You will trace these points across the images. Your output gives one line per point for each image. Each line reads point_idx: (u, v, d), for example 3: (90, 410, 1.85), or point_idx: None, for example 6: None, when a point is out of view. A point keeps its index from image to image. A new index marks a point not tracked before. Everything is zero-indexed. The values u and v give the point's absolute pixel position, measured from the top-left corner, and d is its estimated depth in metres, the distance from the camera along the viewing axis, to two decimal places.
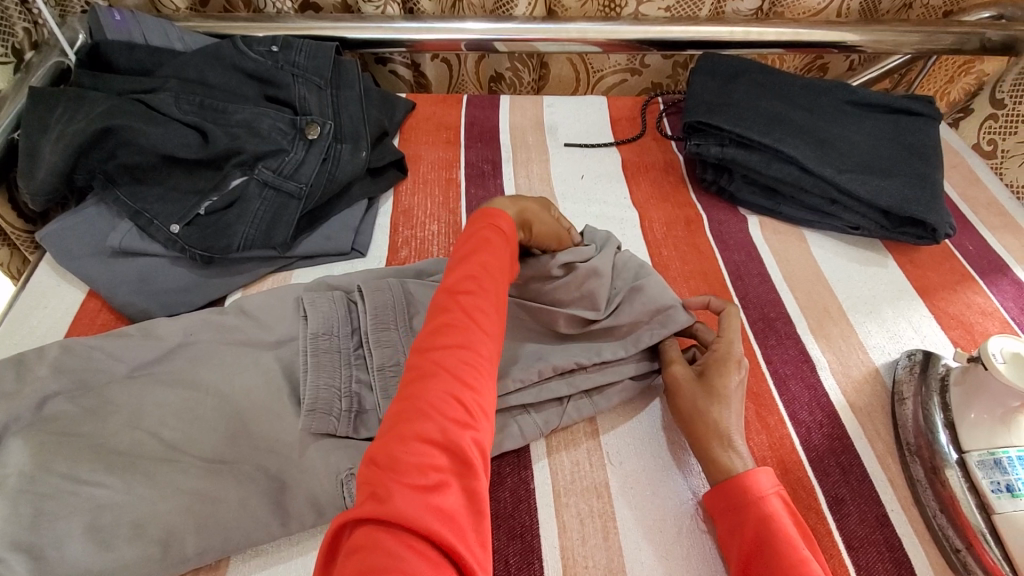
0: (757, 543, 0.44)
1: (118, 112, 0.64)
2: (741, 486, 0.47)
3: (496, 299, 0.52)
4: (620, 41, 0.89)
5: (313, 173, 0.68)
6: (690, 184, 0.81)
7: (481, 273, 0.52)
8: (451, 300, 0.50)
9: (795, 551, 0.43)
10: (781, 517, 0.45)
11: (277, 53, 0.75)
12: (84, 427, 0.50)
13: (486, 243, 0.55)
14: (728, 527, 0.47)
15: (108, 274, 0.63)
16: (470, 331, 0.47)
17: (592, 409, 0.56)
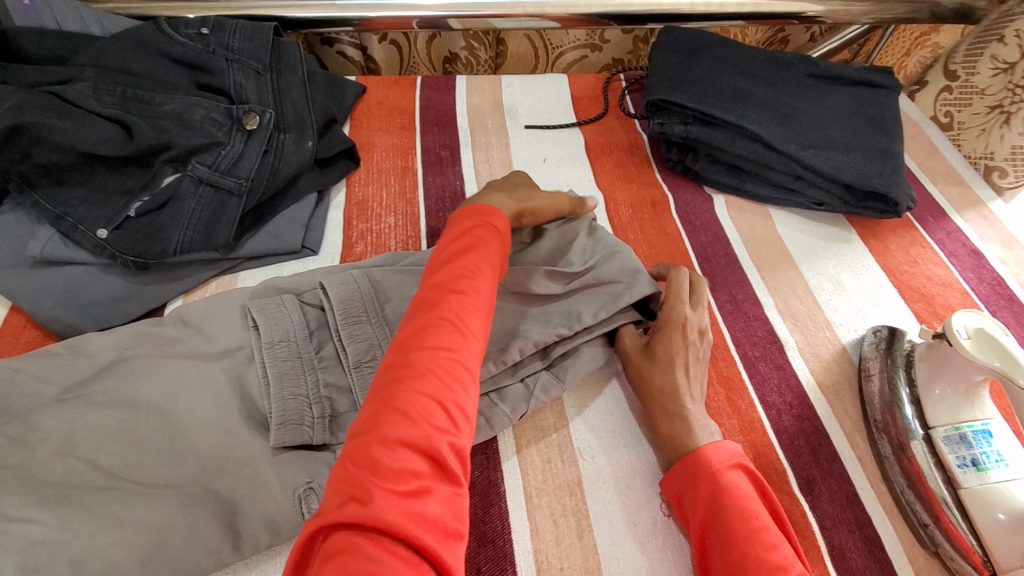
0: (711, 518, 0.45)
1: (28, 108, 0.58)
2: (693, 465, 0.47)
3: (483, 302, 0.49)
4: (579, 15, 0.85)
5: (254, 167, 0.63)
6: (654, 164, 0.79)
7: (471, 277, 0.49)
8: (439, 300, 0.47)
9: (750, 520, 0.44)
10: (733, 489, 0.46)
11: (208, 36, 0.69)
12: (8, 459, 0.45)
13: (471, 246, 0.52)
14: (684, 504, 0.47)
15: (30, 285, 0.57)
16: (459, 333, 0.45)
17: (557, 382, 0.55)
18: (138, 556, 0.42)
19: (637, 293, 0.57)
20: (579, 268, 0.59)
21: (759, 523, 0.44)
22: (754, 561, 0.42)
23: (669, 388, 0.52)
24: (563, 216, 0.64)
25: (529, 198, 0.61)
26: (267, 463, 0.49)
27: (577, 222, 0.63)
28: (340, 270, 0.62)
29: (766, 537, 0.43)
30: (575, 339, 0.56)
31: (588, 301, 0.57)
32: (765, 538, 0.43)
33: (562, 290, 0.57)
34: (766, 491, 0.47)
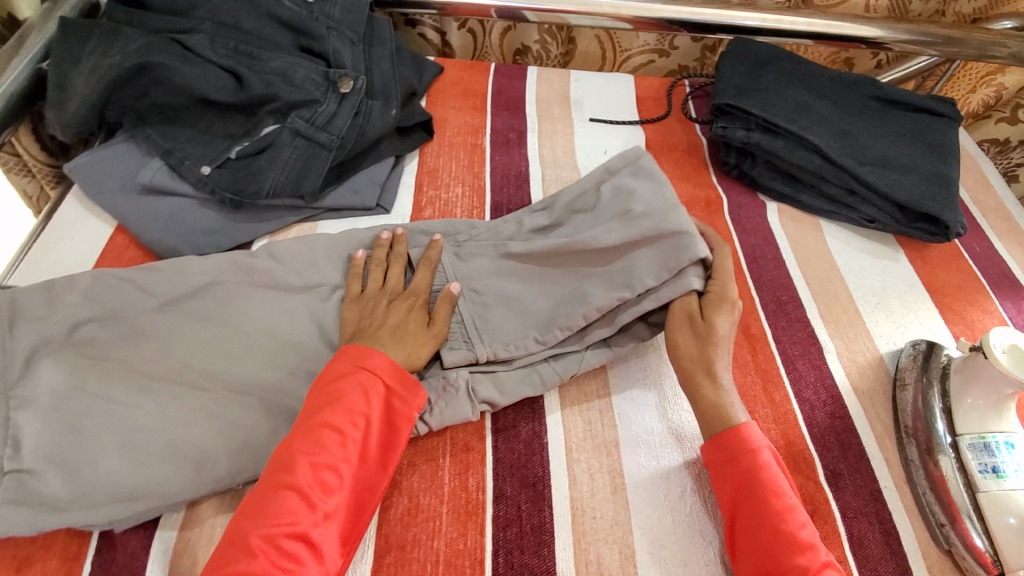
0: (746, 490, 0.48)
1: (154, 50, 0.64)
2: (735, 438, 0.50)
3: (366, 446, 0.47)
4: (650, 19, 0.90)
5: (345, 126, 0.68)
6: (711, 167, 0.82)
7: (343, 404, 0.47)
8: (300, 440, 0.45)
9: (784, 496, 0.47)
10: (769, 467, 0.48)
11: (313, 4, 0.75)
12: (116, 353, 0.52)
13: (359, 376, 0.49)
14: (722, 475, 0.49)
15: (137, 209, 0.64)
16: (317, 483, 0.44)
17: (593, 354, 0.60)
18: (224, 446, 0.49)
19: (698, 248, 0.56)
20: (637, 220, 0.58)
21: (791, 502, 0.47)
22: (786, 534, 0.45)
23: (711, 360, 0.54)
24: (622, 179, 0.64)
25: (412, 326, 0.54)
26: None
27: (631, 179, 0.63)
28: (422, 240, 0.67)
29: (797, 515, 0.46)
30: (639, 302, 0.57)
31: (650, 258, 0.57)
32: (796, 515, 0.46)
33: (620, 244, 0.58)
34: (791, 477, 0.50)
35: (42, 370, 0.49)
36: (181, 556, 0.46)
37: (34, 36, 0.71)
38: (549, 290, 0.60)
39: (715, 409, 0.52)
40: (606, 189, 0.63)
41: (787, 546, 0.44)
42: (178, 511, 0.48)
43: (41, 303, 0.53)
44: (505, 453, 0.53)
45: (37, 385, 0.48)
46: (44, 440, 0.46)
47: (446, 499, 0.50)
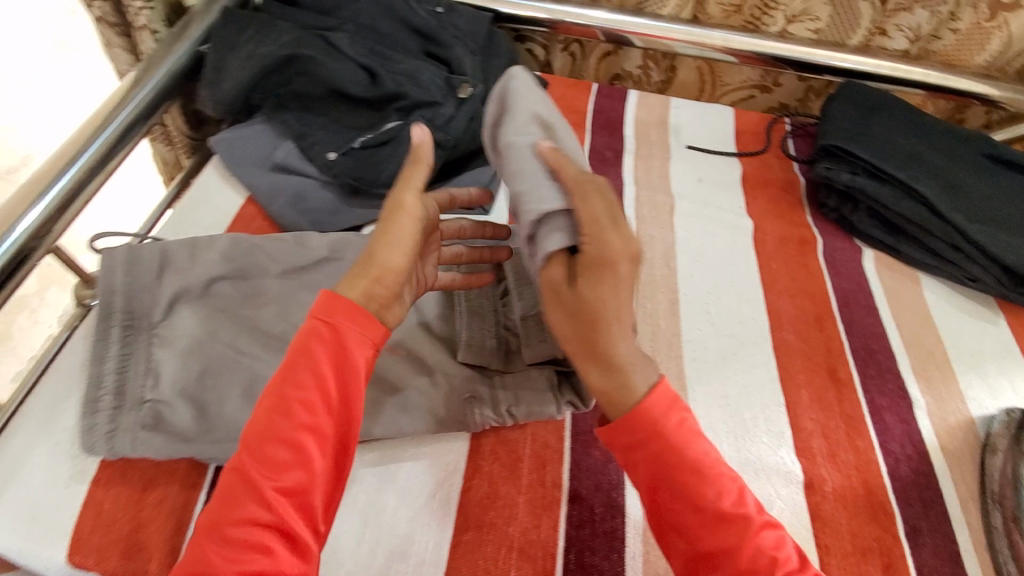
0: (664, 473, 0.44)
1: (304, 44, 0.71)
2: (641, 419, 0.45)
3: (316, 430, 0.44)
4: (758, 55, 0.91)
5: (461, 129, 0.72)
6: (808, 207, 0.82)
7: (284, 399, 0.44)
8: (249, 443, 0.43)
9: (700, 465, 0.44)
10: (683, 443, 0.45)
11: (441, 15, 0.81)
12: (244, 310, 0.58)
13: (297, 363, 0.45)
14: (632, 462, 0.46)
15: (267, 184, 0.71)
16: (269, 479, 0.42)
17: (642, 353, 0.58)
18: None
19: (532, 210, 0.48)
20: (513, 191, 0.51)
21: (712, 471, 0.44)
22: (710, 511, 0.43)
23: (600, 338, 0.46)
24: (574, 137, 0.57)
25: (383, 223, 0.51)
26: (429, 370, 0.57)
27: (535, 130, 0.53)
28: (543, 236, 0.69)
29: (721, 485, 0.44)
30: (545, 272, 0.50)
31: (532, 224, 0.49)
32: (715, 486, 0.44)
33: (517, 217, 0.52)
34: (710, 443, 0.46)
35: (184, 315, 0.56)
36: None
37: (199, 21, 0.78)
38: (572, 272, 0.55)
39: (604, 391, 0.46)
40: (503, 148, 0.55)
41: (720, 529, 0.42)
42: None
43: (184, 255, 0.58)
44: (585, 456, 0.55)
45: (178, 328, 0.55)
46: (179, 378, 0.52)
47: (524, 490, 0.52)
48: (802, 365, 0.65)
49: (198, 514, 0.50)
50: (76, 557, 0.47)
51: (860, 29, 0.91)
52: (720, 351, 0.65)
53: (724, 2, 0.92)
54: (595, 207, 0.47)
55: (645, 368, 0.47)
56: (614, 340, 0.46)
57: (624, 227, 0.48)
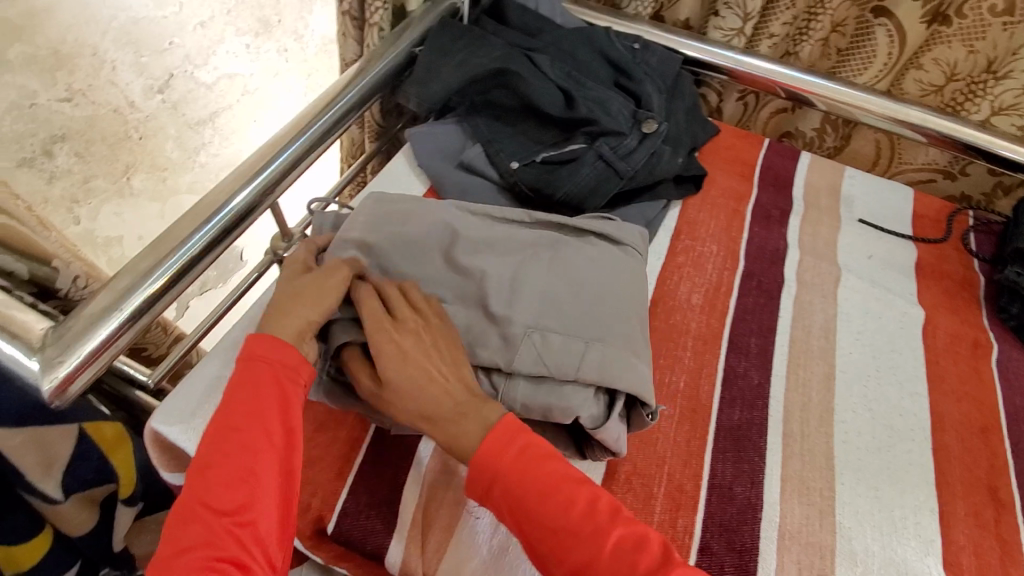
0: (520, 508, 0.48)
1: (513, 61, 0.77)
2: (483, 463, 0.48)
3: (260, 462, 0.47)
4: (953, 139, 0.86)
5: (641, 162, 0.75)
6: (985, 307, 0.76)
7: (228, 438, 0.47)
8: (194, 483, 0.46)
9: (554, 476, 0.49)
10: (518, 468, 0.48)
11: (636, 51, 0.85)
12: None
13: (234, 404, 0.49)
14: (491, 502, 0.49)
15: (451, 180, 0.77)
16: (219, 512, 0.45)
17: (577, 371, 0.54)
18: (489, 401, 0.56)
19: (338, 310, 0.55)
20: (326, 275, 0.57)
21: (557, 487, 0.48)
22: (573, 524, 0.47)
23: (417, 399, 0.50)
24: (411, 205, 0.63)
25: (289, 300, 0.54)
26: None
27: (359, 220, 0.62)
28: (623, 232, 0.66)
29: (570, 499, 0.48)
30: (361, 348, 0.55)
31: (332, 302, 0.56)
32: (571, 495, 0.48)
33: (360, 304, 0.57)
34: (552, 457, 0.50)
35: None
36: (434, 474, 0.55)
37: (418, 25, 0.87)
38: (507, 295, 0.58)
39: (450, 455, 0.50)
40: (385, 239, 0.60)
41: (584, 540, 0.46)
42: None
43: None
44: (718, 513, 0.55)
45: None
46: None
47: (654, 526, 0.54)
48: (964, 477, 0.60)
49: (357, 465, 0.55)
50: None
51: None
52: (874, 439, 0.61)
53: (924, 81, 0.89)
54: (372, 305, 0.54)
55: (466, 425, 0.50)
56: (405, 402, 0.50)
57: (395, 310, 0.54)
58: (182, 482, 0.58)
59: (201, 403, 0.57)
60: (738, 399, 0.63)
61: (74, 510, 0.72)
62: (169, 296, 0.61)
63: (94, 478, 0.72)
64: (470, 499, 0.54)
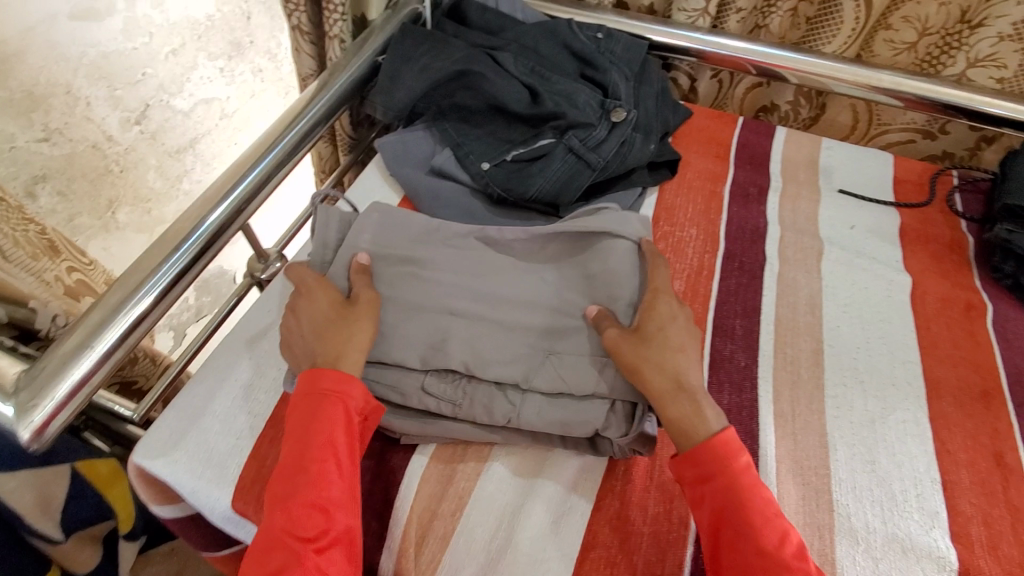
0: (729, 510, 0.47)
1: (475, 61, 0.77)
2: (710, 454, 0.49)
3: (332, 484, 0.48)
4: (930, 101, 0.85)
5: (611, 152, 0.74)
6: (976, 269, 0.74)
7: (304, 460, 0.49)
8: (273, 508, 0.47)
9: (767, 514, 0.47)
10: (742, 478, 0.48)
11: (601, 40, 0.84)
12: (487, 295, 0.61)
13: (306, 422, 0.50)
14: (699, 492, 0.49)
15: (425, 187, 0.76)
16: (296, 538, 0.46)
17: (593, 386, 0.55)
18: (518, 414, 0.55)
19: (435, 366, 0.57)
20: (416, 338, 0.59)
21: (773, 516, 0.47)
22: (779, 558, 0.45)
23: (667, 369, 0.53)
24: (415, 237, 0.65)
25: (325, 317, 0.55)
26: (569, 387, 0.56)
27: (364, 240, 0.63)
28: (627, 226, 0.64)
29: (783, 532, 0.46)
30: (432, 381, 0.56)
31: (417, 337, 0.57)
32: (777, 532, 0.46)
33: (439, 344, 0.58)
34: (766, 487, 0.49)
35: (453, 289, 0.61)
36: (425, 486, 0.54)
37: (378, 34, 0.86)
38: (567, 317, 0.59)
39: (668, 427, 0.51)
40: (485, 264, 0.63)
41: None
42: (428, 447, 0.56)
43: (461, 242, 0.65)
44: None
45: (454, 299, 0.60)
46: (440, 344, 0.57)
47: (650, 522, 0.53)
48: (966, 444, 0.59)
49: None
50: (240, 504, 0.52)
51: None
52: (867, 413, 0.60)
53: (895, 41, 0.88)
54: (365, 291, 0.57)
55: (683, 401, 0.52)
56: (649, 366, 0.52)
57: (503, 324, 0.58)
58: (173, 516, 0.57)
59: (183, 434, 0.56)
60: (727, 383, 0.62)
61: (79, 548, 0.72)
62: (145, 328, 0.60)
63: (92, 516, 0.72)
64: (462, 509, 0.53)
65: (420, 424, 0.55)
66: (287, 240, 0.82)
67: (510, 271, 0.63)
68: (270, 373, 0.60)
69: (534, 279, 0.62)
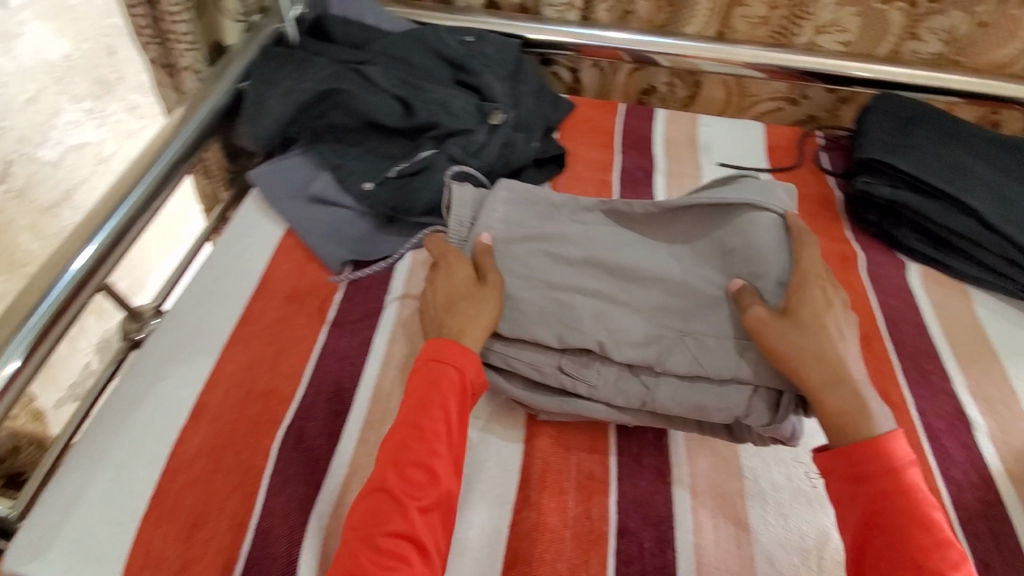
0: (888, 515, 0.46)
1: (340, 79, 0.74)
2: (881, 451, 0.48)
3: (444, 443, 0.50)
4: (787, 69, 0.90)
5: (493, 156, 0.73)
6: (846, 222, 0.80)
7: (422, 420, 0.50)
8: (383, 469, 0.49)
9: (935, 533, 0.45)
10: (920, 492, 0.46)
11: (471, 43, 0.83)
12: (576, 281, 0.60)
13: (428, 385, 0.52)
14: (856, 493, 0.48)
15: (306, 217, 0.72)
16: (405, 500, 0.47)
17: (733, 370, 0.54)
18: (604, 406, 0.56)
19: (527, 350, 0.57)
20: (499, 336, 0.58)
21: (943, 535, 0.45)
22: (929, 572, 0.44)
23: (829, 360, 0.51)
24: (540, 211, 0.65)
25: (459, 284, 0.58)
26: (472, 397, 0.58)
27: (495, 219, 0.63)
28: (769, 194, 0.62)
29: (950, 553, 0.44)
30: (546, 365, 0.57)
31: (548, 328, 0.57)
32: (946, 557, 0.44)
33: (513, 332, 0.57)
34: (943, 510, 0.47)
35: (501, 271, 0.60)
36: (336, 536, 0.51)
37: (237, 61, 0.81)
38: (674, 300, 0.59)
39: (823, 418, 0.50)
40: (589, 274, 0.61)
41: None
42: (334, 495, 0.52)
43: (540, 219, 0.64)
44: (629, 487, 0.54)
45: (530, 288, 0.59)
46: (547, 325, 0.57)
47: (571, 524, 0.51)
48: None
49: (246, 553, 0.49)
50: None
51: (889, 38, 0.91)
52: None
53: (750, 16, 0.92)
54: (464, 273, 0.59)
55: (843, 392, 0.51)
56: (777, 346, 0.52)
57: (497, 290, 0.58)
58: None
59: (58, 529, 0.51)
60: None
61: None
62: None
63: None
64: None
65: (556, 401, 0.56)
66: (166, 295, 0.79)
67: (636, 252, 0.62)
68: (152, 445, 0.55)
69: (670, 259, 0.62)
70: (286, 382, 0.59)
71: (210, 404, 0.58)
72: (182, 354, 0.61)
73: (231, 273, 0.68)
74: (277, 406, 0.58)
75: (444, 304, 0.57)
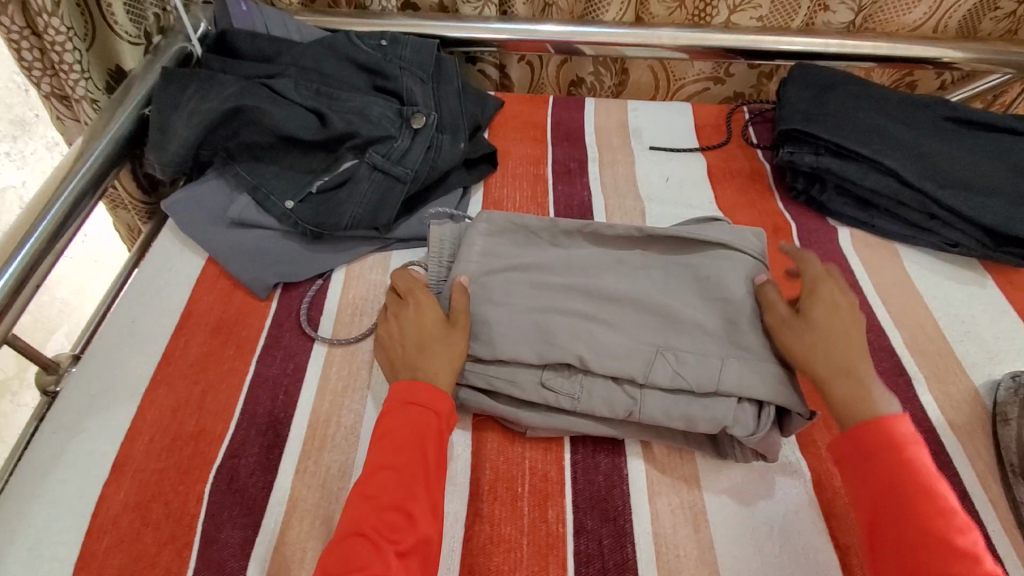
0: (893, 488, 0.45)
1: (247, 95, 0.70)
2: (882, 428, 0.47)
3: (424, 483, 0.47)
4: (708, 48, 0.91)
5: (418, 160, 0.72)
6: (776, 192, 0.81)
7: (397, 463, 0.48)
8: (361, 512, 0.46)
9: (937, 501, 0.44)
10: (923, 464, 0.46)
11: (386, 47, 0.81)
12: (541, 299, 0.57)
13: (394, 424, 0.50)
14: (860, 470, 0.47)
15: (227, 242, 0.68)
16: (380, 546, 0.44)
17: (716, 382, 0.52)
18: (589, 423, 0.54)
19: (501, 371, 0.55)
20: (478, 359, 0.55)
21: (948, 505, 0.44)
22: (939, 541, 0.42)
23: (836, 349, 0.52)
24: (519, 241, 0.62)
25: (420, 327, 0.55)
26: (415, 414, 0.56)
27: (474, 254, 0.60)
28: (747, 237, 0.61)
29: (955, 521, 0.43)
30: (526, 392, 0.54)
31: (524, 346, 0.54)
32: (950, 523, 0.43)
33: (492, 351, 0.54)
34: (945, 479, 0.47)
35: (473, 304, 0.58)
36: None
37: (137, 86, 0.76)
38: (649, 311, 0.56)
39: (831, 407, 0.50)
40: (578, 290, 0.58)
41: (937, 554, 0.42)
42: (273, 535, 0.49)
43: (514, 245, 0.62)
44: (584, 485, 0.52)
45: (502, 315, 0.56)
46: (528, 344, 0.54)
47: (527, 531, 0.49)
48: None
49: None
50: None
51: (801, 11, 0.93)
52: None
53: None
54: (431, 314, 0.56)
55: (851, 382, 0.50)
56: (791, 344, 0.52)
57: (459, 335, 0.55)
58: None
59: None
60: None
61: None
62: None
63: None
64: None
65: (543, 417, 0.54)
66: (87, 340, 0.73)
67: (612, 272, 0.60)
68: (68, 506, 0.50)
69: (648, 277, 0.60)
70: (216, 422, 0.56)
71: (132, 455, 0.53)
72: (99, 404, 0.56)
73: (149, 310, 0.64)
74: (207, 447, 0.54)
75: (411, 348, 0.54)
